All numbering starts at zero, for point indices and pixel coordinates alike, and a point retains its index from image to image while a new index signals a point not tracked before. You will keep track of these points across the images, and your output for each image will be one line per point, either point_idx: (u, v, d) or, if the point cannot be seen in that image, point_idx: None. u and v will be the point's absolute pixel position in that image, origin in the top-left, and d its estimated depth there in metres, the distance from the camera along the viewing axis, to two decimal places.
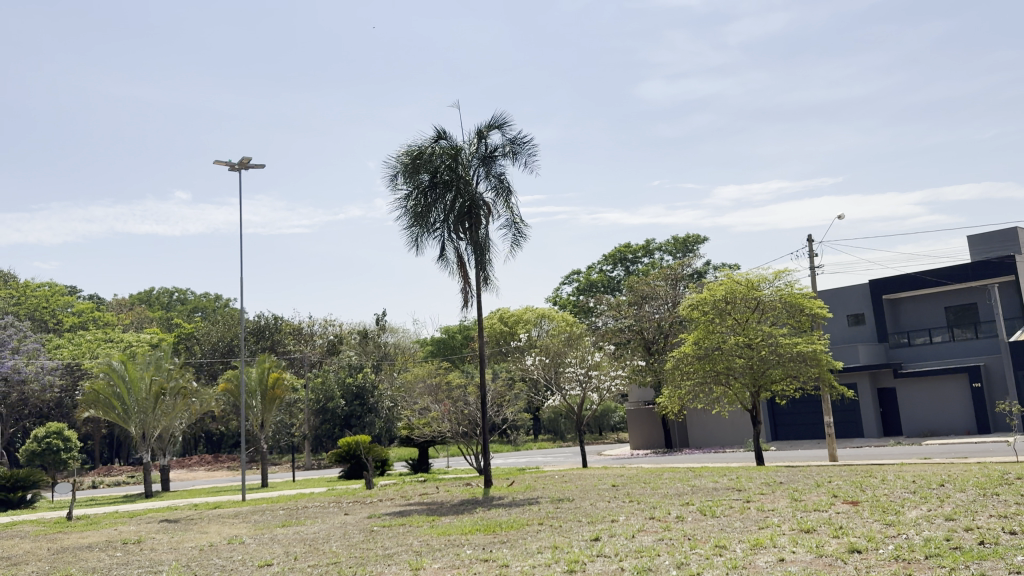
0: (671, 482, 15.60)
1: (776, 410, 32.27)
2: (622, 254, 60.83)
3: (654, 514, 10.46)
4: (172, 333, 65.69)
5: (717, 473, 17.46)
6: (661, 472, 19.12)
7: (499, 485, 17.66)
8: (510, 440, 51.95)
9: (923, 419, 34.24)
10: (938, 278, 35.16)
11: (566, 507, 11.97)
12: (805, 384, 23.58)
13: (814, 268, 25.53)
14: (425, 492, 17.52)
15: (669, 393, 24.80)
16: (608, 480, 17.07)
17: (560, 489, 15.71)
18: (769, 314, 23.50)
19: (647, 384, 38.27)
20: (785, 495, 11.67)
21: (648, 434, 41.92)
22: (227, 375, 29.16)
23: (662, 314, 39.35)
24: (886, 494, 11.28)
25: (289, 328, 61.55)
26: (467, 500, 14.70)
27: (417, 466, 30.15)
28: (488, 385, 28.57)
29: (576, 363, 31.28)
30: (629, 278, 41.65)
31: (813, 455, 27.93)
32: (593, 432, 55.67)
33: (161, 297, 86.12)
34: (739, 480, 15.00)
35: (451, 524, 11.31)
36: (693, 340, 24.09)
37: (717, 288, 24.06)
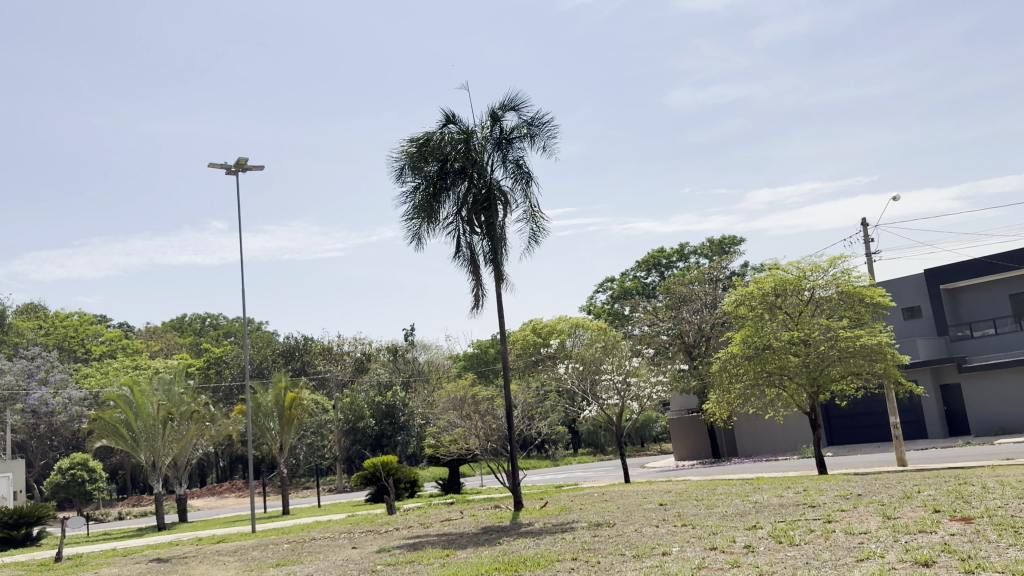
0: (727, 499, 13.49)
1: (831, 412, 29.86)
2: (656, 259, 58.60)
3: (715, 544, 8.43)
4: (201, 358, 64.85)
5: (778, 485, 15.32)
6: (713, 486, 17.01)
7: (530, 508, 15.75)
8: (549, 454, 49.96)
9: (993, 416, 31.33)
10: (1001, 264, 32.46)
11: (606, 535, 9.98)
12: (869, 382, 21.28)
13: (870, 254, 23.30)
14: (448, 519, 15.65)
15: (716, 398, 22.68)
16: (655, 498, 15.03)
17: (598, 511, 13.73)
18: (825, 307, 21.32)
19: (690, 391, 36.01)
20: (873, 512, 9.54)
21: (692, 443, 39.72)
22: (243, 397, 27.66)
23: (702, 316, 37.26)
24: (1006, 507, 9.08)
25: (319, 349, 60.27)
26: (492, 528, 12.77)
27: (448, 486, 28.30)
28: (519, 397, 26.61)
29: (613, 370, 29.22)
30: (665, 281, 39.52)
31: (878, 460, 25.47)
32: (635, 444, 53.41)
33: (193, 323, 85.70)
34: (807, 494, 12.87)
35: (468, 561, 9.40)
36: (740, 338, 21.97)
37: (765, 280, 21.93)
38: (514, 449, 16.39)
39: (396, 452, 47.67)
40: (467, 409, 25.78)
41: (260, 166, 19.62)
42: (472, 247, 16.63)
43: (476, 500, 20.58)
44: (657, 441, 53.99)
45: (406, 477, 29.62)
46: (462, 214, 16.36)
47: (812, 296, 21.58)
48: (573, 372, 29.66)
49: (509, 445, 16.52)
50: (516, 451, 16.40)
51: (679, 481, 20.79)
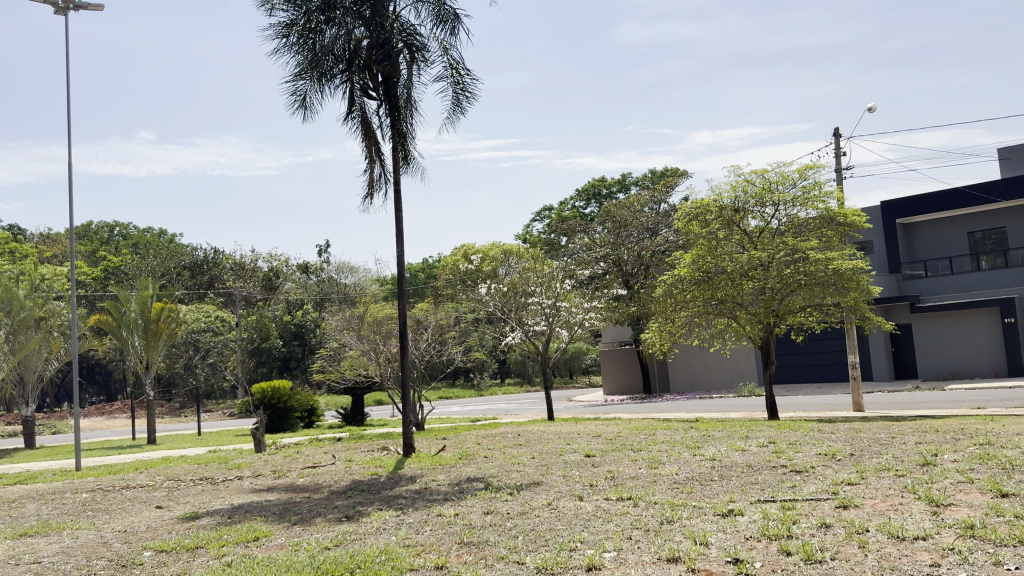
0: (674, 451, 10.29)
1: (781, 347, 27.30)
2: (596, 188, 55.23)
3: (668, 549, 4.98)
4: (97, 266, 59.35)
5: (734, 434, 12.26)
6: (652, 430, 13.90)
7: (423, 454, 12.30)
8: (473, 384, 47.09)
9: (943, 359, 29.28)
10: (964, 198, 29.94)
11: (502, 514, 6.52)
12: (830, 316, 18.52)
13: (841, 170, 20.22)
14: (313, 465, 12.05)
15: (656, 327, 19.44)
16: (581, 447, 11.75)
17: (507, 463, 10.33)
18: (793, 226, 18.22)
19: (625, 321, 33.15)
20: (902, 492, 6.29)
21: (623, 377, 37.22)
22: (104, 307, 23.37)
23: (643, 242, 34.19)
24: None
25: (230, 263, 55.51)
26: (358, 487, 9.30)
27: (350, 416, 24.89)
28: (433, 316, 23.05)
29: (541, 293, 25.89)
30: (606, 203, 36.22)
31: (828, 401, 23.01)
32: (563, 376, 51.00)
33: (100, 231, 78.98)
34: (779, 451, 9.78)
35: (271, 557, 5.80)
36: (689, 259, 18.81)
37: (724, 192, 18.50)
38: (405, 332, 12.57)
39: (306, 376, 44.11)
40: (357, 323, 21.87)
41: (102, 7, 15.24)
42: (364, 111, 12.73)
43: (368, 438, 17.16)
44: (586, 373, 51.64)
45: (301, 404, 26.06)
46: (352, 69, 12.37)
47: (776, 214, 18.42)
48: (496, 293, 26.09)
49: (399, 325, 12.72)
50: (406, 339, 12.58)
51: (613, 421, 17.74)
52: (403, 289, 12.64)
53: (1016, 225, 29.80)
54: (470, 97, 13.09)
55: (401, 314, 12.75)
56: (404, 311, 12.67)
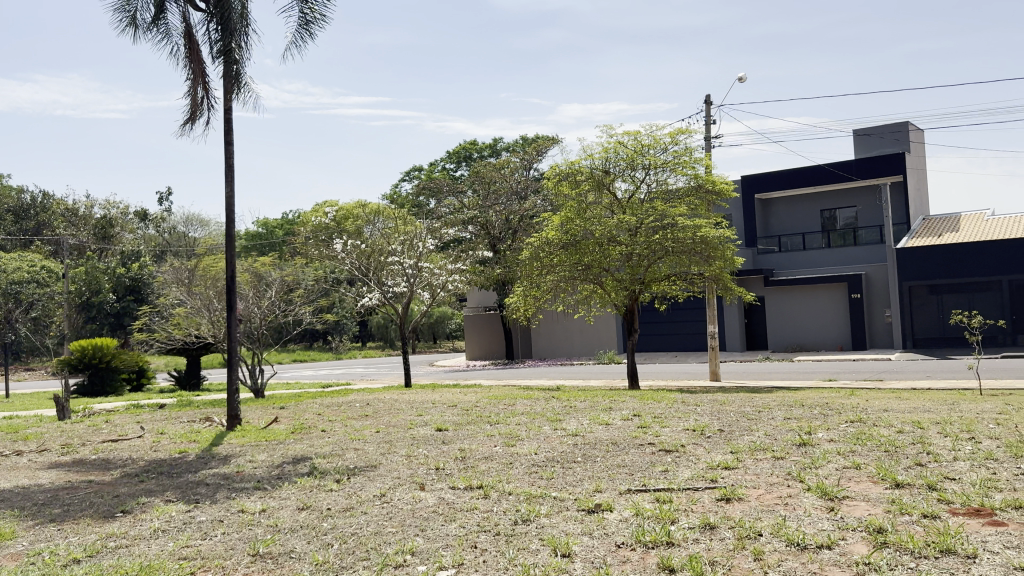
0: (533, 427, 9.28)
1: (644, 316, 27.37)
2: (468, 151, 53.87)
3: (522, 566, 3.86)
4: None
5: (598, 406, 11.47)
6: (510, 400, 13.00)
7: (251, 426, 10.75)
8: (331, 346, 45.09)
9: (792, 332, 30.26)
10: (820, 177, 30.85)
11: (319, 510, 5.25)
12: (693, 286, 18.18)
13: (711, 138, 19.90)
14: (117, 439, 10.25)
15: (520, 291, 18.46)
16: (432, 419, 10.60)
17: (345, 438, 9.00)
18: (663, 191, 17.69)
19: (490, 285, 32.23)
20: (785, 481, 5.53)
21: (486, 343, 36.46)
22: None
23: (511, 206, 33.31)
24: (1008, 473, 5.41)
25: (62, 209, 50.31)
26: (159, 469, 7.74)
27: (186, 379, 22.68)
28: (282, 272, 21.12)
29: (402, 253, 24.43)
30: (476, 163, 35.00)
31: (686, 370, 23.03)
32: (426, 340, 49.82)
33: None
34: (646, 427, 8.99)
35: None
36: (557, 222, 17.91)
37: (595, 153, 17.69)
38: (236, 283, 10.76)
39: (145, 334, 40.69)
40: (190, 275, 19.66)
41: None
42: (190, 25, 10.97)
43: (198, 405, 15.32)
44: (450, 338, 50.69)
45: (130, 365, 23.53)
46: None
47: (646, 177, 17.78)
48: (352, 250, 24.37)
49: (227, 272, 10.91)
50: (236, 292, 10.79)
51: (472, 389, 16.76)
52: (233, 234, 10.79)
53: (865, 206, 31.05)
54: (322, 22, 11.41)
55: (230, 259, 10.93)
56: (233, 260, 10.88)
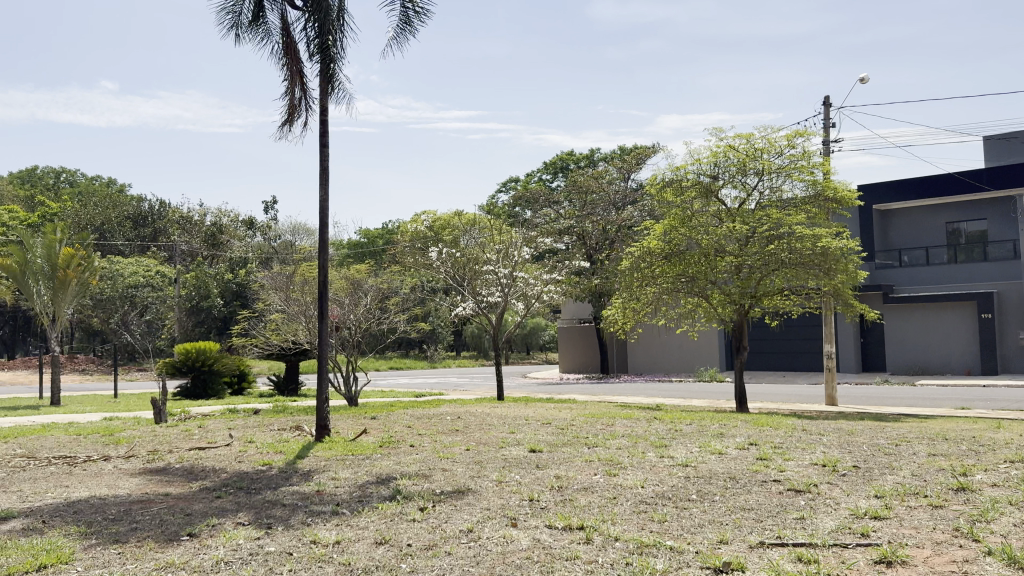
0: (637, 452, 8.43)
1: (755, 331, 26.08)
2: (565, 161, 53.25)
3: None
4: (33, 210, 55.98)
5: (708, 431, 10.49)
6: (610, 419, 12.15)
7: (339, 438, 10.28)
8: (426, 355, 45.16)
9: (912, 353, 28.10)
10: (945, 187, 28.64)
11: (400, 548, 4.58)
12: (809, 301, 16.89)
13: (829, 142, 18.54)
14: (204, 446, 9.95)
15: (620, 303, 17.58)
16: (526, 438, 9.85)
17: (433, 457, 8.39)
18: (777, 199, 16.54)
19: (586, 296, 31.36)
20: (957, 542, 4.52)
21: (581, 355, 35.58)
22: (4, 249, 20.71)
23: (609, 216, 32.41)
24: None
25: (176, 217, 52.47)
26: (239, 483, 7.28)
27: (283, 384, 22.82)
28: (378, 279, 20.92)
29: (498, 262, 23.93)
30: (574, 172, 34.30)
31: (796, 392, 21.55)
32: (520, 351, 49.30)
33: (43, 176, 74.28)
34: (767, 459, 7.99)
35: None
36: (661, 231, 17.00)
37: (703, 159, 16.69)
38: (328, 289, 10.39)
39: None
40: (288, 281, 19.69)
41: None
42: (286, 23, 10.73)
43: (290, 412, 15.11)
44: (544, 351, 50.03)
45: (231, 369, 23.89)
46: None
47: (758, 184, 16.66)
48: (447, 258, 24.04)
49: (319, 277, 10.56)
50: (328, 298, 10.42)
51: (567, 405, 15.98)
52: (326, 238, 10.41)
53: (996, 218, 28.62)
54: (422, 15, 10.95)
55: (322, 264, 10.59)
56: (326, 265, 10.54)
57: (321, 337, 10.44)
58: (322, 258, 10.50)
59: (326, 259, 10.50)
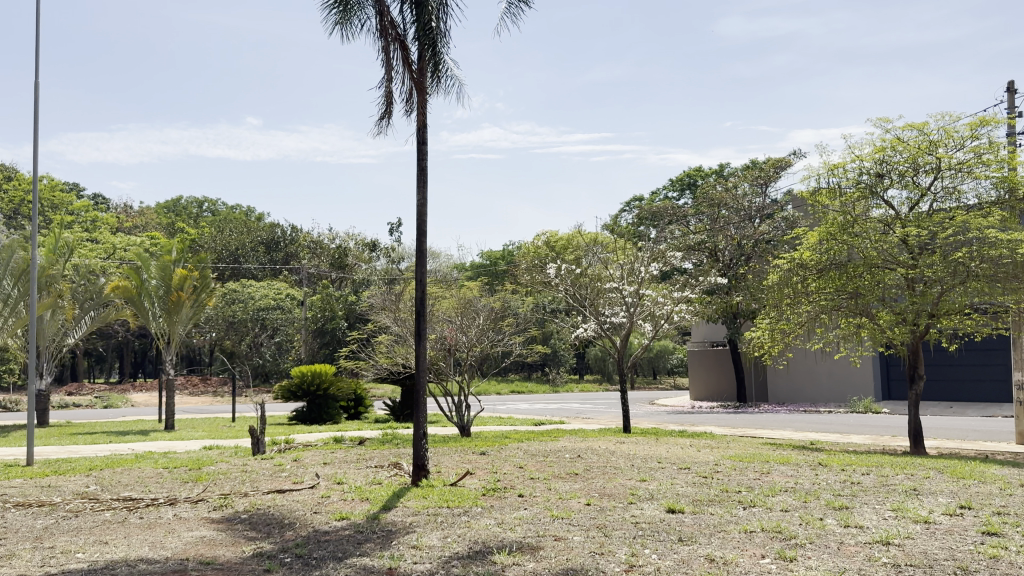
0: (810, 520, 6.45)
1: (936, 358, 23.78)
2: (692, 177, 50.63)
3: None
4: (175, 237, 58.80)
5: (895, 486, 8.26)
6: (763, 464, 10.05)
7: (437, 482, 8.78)
8: (548, 379, 43.53)
9: None
10: None
11: None
12: (1002, 321, 14.13)
13: (1015, 129, 15.66)
14: (287, 488, 8.67)
15: (766, 323, 15.44)
16: (660, 490, 8.01)
17: (545, 516, 6.70)
18: (960, 199, 13.95)
19: (719, 315, 28.90)
20: None
21: (714, 381, 32.99)
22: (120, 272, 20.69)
23: (744, 230, 29.99)
24: None
25: (305, 241, 53.57)
26: (301, 548, 5.84)
27: (397, 410, 21.75)
28: (494, 296, 19.53)
29: (621, 279, 22.07)
30: (704, 185, 32.03)
31: (975, 428, 18.40)
32: (646, 376, 46.80)
33: (188, 206, 78.27)
34: (1003, 537, 5.82)
35: None
36: (816, 240, 14.79)
37: (865, 155, 14.37)
38: (427, 308, 8.95)
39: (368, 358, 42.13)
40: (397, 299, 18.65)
41: None
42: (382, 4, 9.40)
43: (397, 444, 13.83)
44: (672, 376, 47.32)
45: (346, 392, 23.08)
46: None
47: (935, 183, 14.13)
48: (567, 275, 22.30)
49: (418, 295, 9.13)
50: (427, 319, 8.97)
51: (706, 442, 13.89)
52: (424, 249, 9.01)
53: None
54: None
55: (420, 278, 9.17)
56: (425, 280, 9.08)
57: (419, 367, 9.05)
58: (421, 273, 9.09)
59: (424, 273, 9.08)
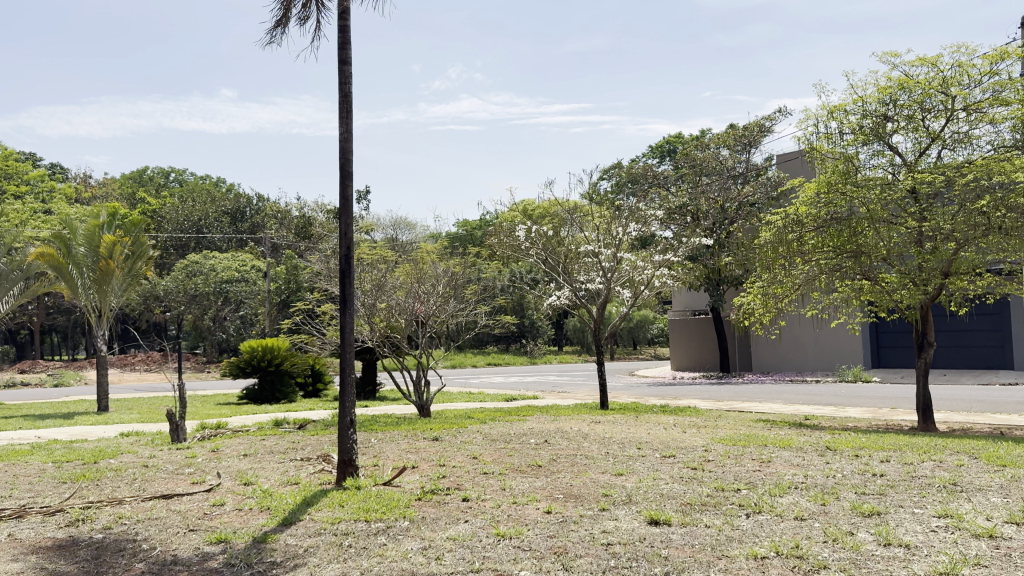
0: (839, 537, 4.85)
1: (936, 323, 22.34)
2: (673, 144, 48.95)
3: None
4: (136, 208, 56.39)
5: (927, 478, 6.72)
6: (762, 451, 8.45)
7: (365, 481, 7.11)
8: (525, 351, 41.99)
9: None
10: None
11: None
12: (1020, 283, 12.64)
13: None
14: (178, 492, 6.96)
15: (757, 288, 13.85)
16: (639, 490, 6.39)
17: (489, 534, 5.06)
18: (974, 146, 12.32)
19: (701, 281, 27.36)
20: None
21: (696, 351, 31.60)
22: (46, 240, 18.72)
23: (727, 193, 28.48)
24: None
25: (272, 211, 51.41)
26: None
27: (358, 386, 19.78)
28: (458, 262, 17.82)
29: (596, 243, 20.46)
30: (686, 145, 30.35)
31: (977, 398, 17.02)
32: (626, 347, 45.47)
33: (153, 176, 75.39)
34: None
35: None
36: (813, 193, 13.21)
37: (868, 95, 12.77)
38: (351, 267, 7.24)
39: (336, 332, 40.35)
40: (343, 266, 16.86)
41: None
42: None
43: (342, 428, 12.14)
44: (652, 346, 45.95)
45: (301, 367, 21.23)
46: None
47: (948, 128, 12.55)
48: (538, 239, 20.60)
49: (340, 253, 7.39)
50: (352, 281, 7.26)
51: (691, 421, 12.30)
52: (348, 194, 7.28)
53: None
54: None
55: (344, 231, 7.43)
56: (349, 231, 7.34)
57: (343, 341, 7.35)
58: (345, 226, 7.35)
59: (349, 226, 7.33)
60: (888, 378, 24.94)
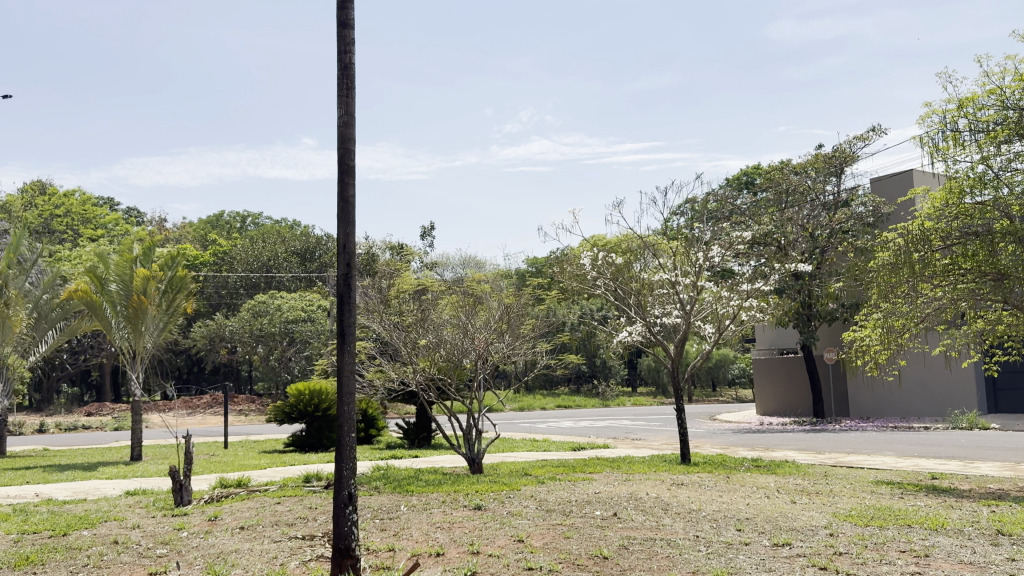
0: None
1: None
2: (751, 176, 46.38)
3: None
4: (208, 250, 56.76)
5: None
6: (911, 540, 6.19)
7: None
8: (597, 393, 39.71)
9: None
10: None
11: None
12: None
13: None
14: None
15: (872, 320, 11.50)
16: None
17: None
18: None
19: (790, 316, 24.79)
20: None
21: (783, 394, 28.88)
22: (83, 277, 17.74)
23: (817, 219, 26.01)
24: None
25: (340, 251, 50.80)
26: None
27: (411, 432, 18.13)
28: (517, 294, 15.98)
29: (672, 274, 18.35)
30: (769, 171, 27.99)
31: None
32: (705, 389, 42.62)
33: (230, 220, 76.24)
34: None
35: None
36: (941, 205, 10.87)
37: (1006, 86, 10.47)
38: (350, 289, 5.51)
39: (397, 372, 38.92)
40: (392, 300, 15.24)
41: None
42: None
43: (375, 486, 10.34)
44: (734, 388, 42.97)
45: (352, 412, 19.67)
46: None
47: None
48: (607, 270, 18.60)
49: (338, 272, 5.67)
50: (351, 309, 5.52)
51: (795, 483, 10.07)
52: (347, 194, 5.60)
53: None
54: None
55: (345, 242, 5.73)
56: (349, 244, 5.63)
57: (340, 388, 5.59)
58: (343, 236, 5.64)
59: (348, 235, 5.63)
60: (1011, 424, 21.81)
